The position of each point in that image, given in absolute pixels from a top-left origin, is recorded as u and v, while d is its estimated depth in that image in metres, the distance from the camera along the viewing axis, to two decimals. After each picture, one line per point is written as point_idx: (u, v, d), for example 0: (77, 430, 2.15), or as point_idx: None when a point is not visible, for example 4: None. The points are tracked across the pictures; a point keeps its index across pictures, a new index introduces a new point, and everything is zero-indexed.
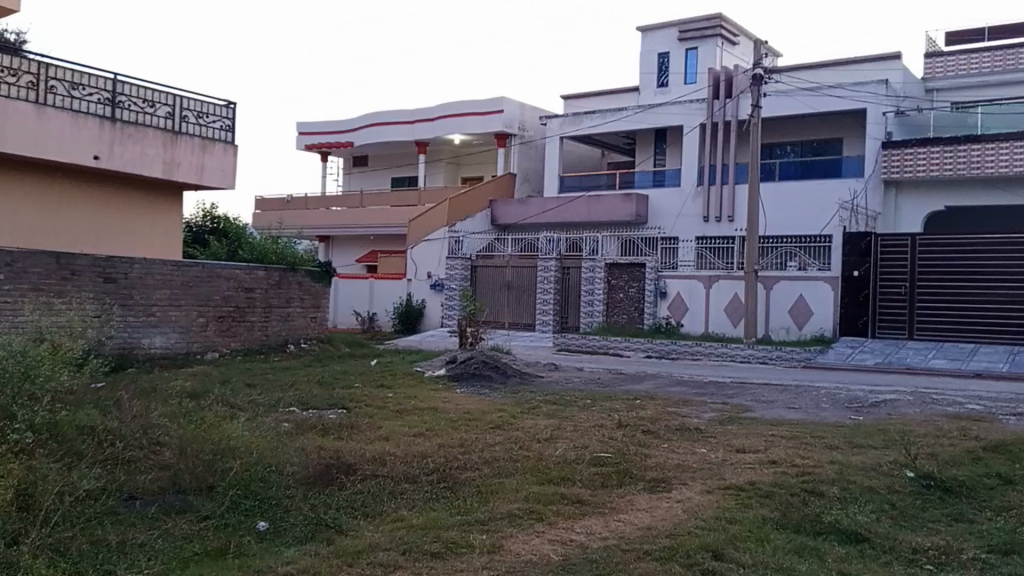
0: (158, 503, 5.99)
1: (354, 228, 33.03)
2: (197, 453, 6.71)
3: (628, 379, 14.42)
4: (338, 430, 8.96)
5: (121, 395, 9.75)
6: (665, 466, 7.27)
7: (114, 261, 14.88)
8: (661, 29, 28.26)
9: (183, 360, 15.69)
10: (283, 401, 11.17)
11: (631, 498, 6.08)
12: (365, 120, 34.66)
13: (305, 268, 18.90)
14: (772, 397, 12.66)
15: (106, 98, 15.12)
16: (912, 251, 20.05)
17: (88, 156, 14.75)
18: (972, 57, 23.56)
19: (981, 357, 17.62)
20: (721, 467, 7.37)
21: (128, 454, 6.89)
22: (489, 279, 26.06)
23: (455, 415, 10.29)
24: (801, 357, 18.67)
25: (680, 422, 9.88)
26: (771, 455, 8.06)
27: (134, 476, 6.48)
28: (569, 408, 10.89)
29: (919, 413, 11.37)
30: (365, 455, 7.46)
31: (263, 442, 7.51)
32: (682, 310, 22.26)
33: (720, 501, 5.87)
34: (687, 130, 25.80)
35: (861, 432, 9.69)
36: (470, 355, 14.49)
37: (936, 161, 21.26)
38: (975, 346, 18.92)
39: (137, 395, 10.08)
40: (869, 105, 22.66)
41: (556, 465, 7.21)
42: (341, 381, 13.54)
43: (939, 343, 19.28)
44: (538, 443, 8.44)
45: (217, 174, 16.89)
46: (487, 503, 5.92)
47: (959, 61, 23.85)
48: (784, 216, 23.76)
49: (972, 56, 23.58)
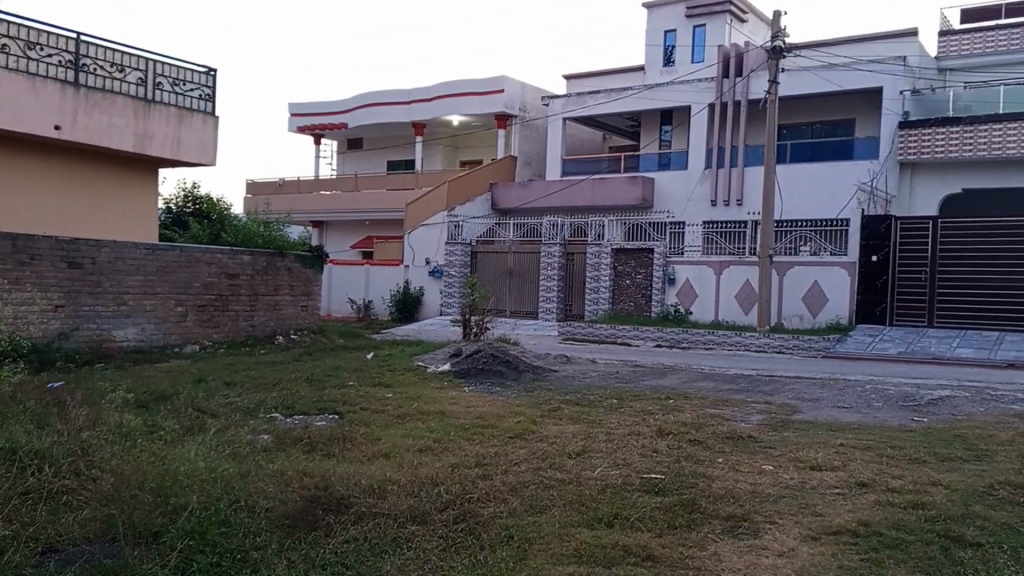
0: (84, 559, 4.83)
1: (350, 213, 31.42)
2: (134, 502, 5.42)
3: (651, 374, 12.86)
4: (328, 445, 7.50)
5: (64, 402, 8.26)
6: (736, 491, 5.82)
7: (79, 244, 13.21)
8: (667, 7, 26.39)
9: (159, 353, 14.11)
10: (264, 404, 9.69)
11: (718, 551, 4.66)
12: (360, 101, 32.83)
13: (294, 253, 17.37)
14: (817, 393, 10.35)
15: (68, 61, 13.59)
16: (934, 236, 18.44)
17: (48, 126, 13.11)
18: (988, 35, 22.00)
19: (1010, 346, 16.09)
20: (805, 489, 5.92)
21: (58, 485, 5.82)
22: (490, 265, 24.64)
23: (467, 422, 8.81)
24: (820, 346, 17.13)
25: (730, 429, 8.09)
26: (855, 474, 6.32)
27: (59, 518, 5.38)
28: (596, 411, 9.34)
29: (989, 413, 8.86)
30: (361, 484, 6.02)
31: (225, 468, 6.30)
32: (691, 296, 20.73)
33: (838, 556, 4.45)
34: (693, 111, 24.17)
35: (941, 441, 7.47)
36: (478, 349, 13.09)
37: (954, 140, 19.53)
38: (1001, 333, 17.38)
39: (83, 400, 8.55)
40: (888, 80, 20.87)
41: (603, 493, 5.83)
42: (334, 379, 11.99)
43: (963, 331, 17.87)
44: (572, 459, 6.96)
45: (195, 148, 15.53)
46: (527, 562, 4.59)
47: (974, 40, 22.26)
48: (796, 201, 21.86)
49: (987, 35, 22.01)
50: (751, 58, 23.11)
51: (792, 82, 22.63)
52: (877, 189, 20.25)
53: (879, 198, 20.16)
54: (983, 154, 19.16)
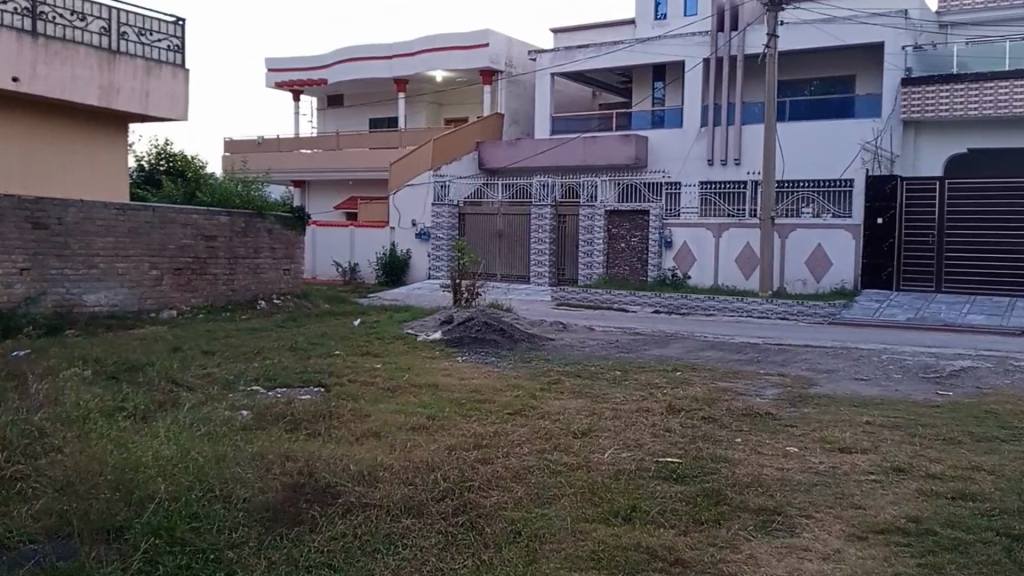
0: (37, 560, 4.12)
1: (334, 171, 30.24)
2: (97, 492, 4.76)
3: (653, 342, 12.34)
4: (311, 424, 6.90)
5: (21, 380, 7.54)
6: (762, 479, 5.28)
7: (44, 203, 12.30)
8: None
9: (133, 319, 13.34)
10: (244, 376, 9.06)
11: (753, 553, 4.11)
12: (341, 55, 31.31)
13: (274, 214, 16.49)
14: (833, 365, 10.23)
15: (24, 8, 12.36)
16: (942, 197, 18.09)
17: (6, 78, 12.00)
18: None
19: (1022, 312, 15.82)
20: (838, 476, 5.44)
21: (12, 469, 5.11)
22: (478, 228, 23.87)
23: (462, 395, 8.25)
24: (825, 313, 16.69)
25: (745, 404, 7.72)
26: (890, 458, 5.94)
27: (13, 508, 4.65)
28: (599, 384, 8.82)
29: (1017, 386, 8.91)
30: (349, 470, 5.42)
31: (198, 453, 5.67)
32: (689, 260, 20.09)
33: (891, 561, 3.95)
34: (687, 67, 23.18)
35: (973, 417, 7.34)
36: (469, 316, 12.49)
37: (959, 98, 18.72)
38: (1012, 299, 17.10)
39: (42, 377, 7.82)
40: (890, 34, 20.24)
41: (617, 480, 5.26)
42: (319, 348, 11.35)
43: (972, 297, 17.57)
44: (578, 439, 6.43)
45: (165, 103, 14.47)
46: (537, 565, 4.03)
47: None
48: (798, 161, 21.20)
49: None
50: (747, 10, 21.99)
51: (791, 37, 21.78)
52: (880, 148, 19.73)
53: (883, 158, 19.61)
54: (989, 113, 18.45)
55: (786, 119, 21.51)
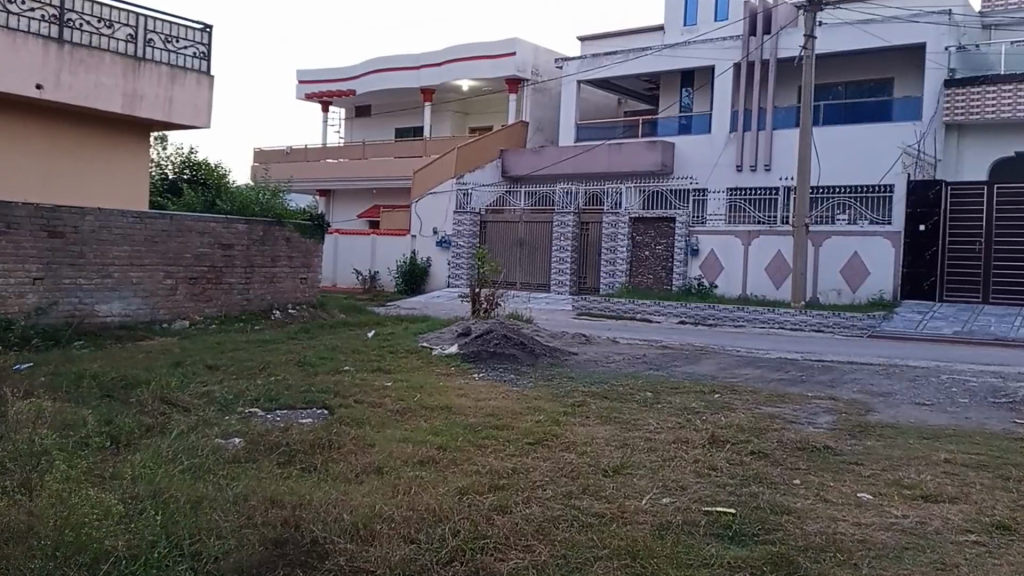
0: None
1: (358, 181, 29.75)
2: (27, 556, 3.98)
3: (686, 358, 11.39)
4: (308, 456, 6.10)
5: (19, 406, 6.92)
6: (838, 540, 4.33)
7: (61, 211, 11.88)
8: None
9: (147, 329, 12.77)
10: (244, 397, 8.27)
11: None
12: (370, 66, 30.89)
13: (294, 222, 15.84)
14: (890, 387, 9.14)
15: (52, 15, 12.06)
16: (990, 202, 17.00)
17: (29, 85, 11.69)
18: None
19: None
20: (930, 536, 4.46)
21: None
22: (499, 236, 23.08)
23: (479, 421, 7.36)
24: (862, 325, 15.59)
25: (799, 435, 6.74)
26: (987, 511, 4.92)
27: None
28: (627, 408, 7.89)
29: None
30: (343, 521, 4.57)
31: (172, 496, 4.91)
32: (716, 269, 19.11)
33: None
34: (716, 72, 22.26)
35: None
36: (488, 329, 11.64)
37: (1005, 100, 17.51)
38: None
39: (43, 404, 7.18)
40: (931, 35, 19.08)
41: (661, 540, 4.35)
42: (330, 363, 10.58)
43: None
44: (611, 480, 5.53)
45: (189, 110, 13.80)
46: None
47: None
48: (834, 166, 20.01)
49: None
50: (781, 13, 21.16)
51: (828, 40, 20.74)
52: (923, 153, 18.56)
53: (925, 163, 18.46)
54: None
55: (821, 124, 20.38)
